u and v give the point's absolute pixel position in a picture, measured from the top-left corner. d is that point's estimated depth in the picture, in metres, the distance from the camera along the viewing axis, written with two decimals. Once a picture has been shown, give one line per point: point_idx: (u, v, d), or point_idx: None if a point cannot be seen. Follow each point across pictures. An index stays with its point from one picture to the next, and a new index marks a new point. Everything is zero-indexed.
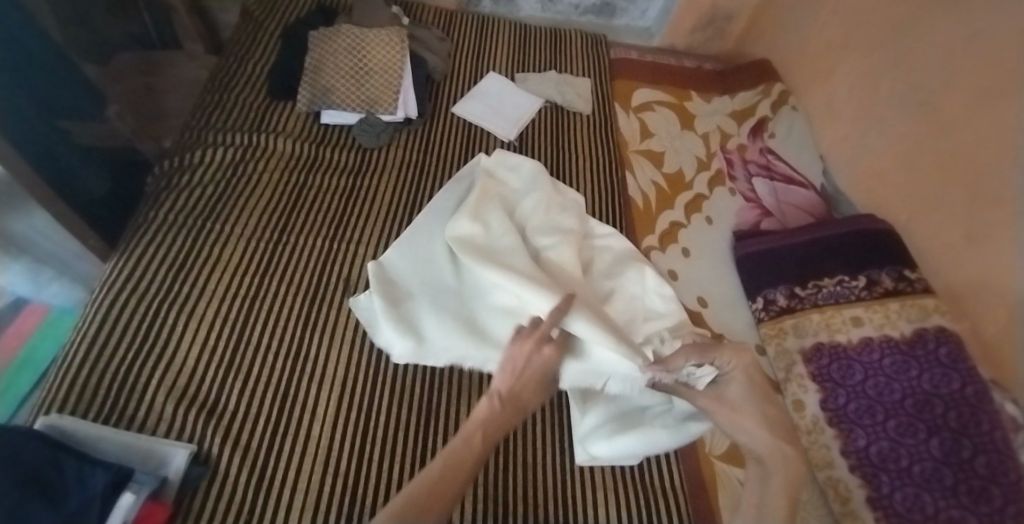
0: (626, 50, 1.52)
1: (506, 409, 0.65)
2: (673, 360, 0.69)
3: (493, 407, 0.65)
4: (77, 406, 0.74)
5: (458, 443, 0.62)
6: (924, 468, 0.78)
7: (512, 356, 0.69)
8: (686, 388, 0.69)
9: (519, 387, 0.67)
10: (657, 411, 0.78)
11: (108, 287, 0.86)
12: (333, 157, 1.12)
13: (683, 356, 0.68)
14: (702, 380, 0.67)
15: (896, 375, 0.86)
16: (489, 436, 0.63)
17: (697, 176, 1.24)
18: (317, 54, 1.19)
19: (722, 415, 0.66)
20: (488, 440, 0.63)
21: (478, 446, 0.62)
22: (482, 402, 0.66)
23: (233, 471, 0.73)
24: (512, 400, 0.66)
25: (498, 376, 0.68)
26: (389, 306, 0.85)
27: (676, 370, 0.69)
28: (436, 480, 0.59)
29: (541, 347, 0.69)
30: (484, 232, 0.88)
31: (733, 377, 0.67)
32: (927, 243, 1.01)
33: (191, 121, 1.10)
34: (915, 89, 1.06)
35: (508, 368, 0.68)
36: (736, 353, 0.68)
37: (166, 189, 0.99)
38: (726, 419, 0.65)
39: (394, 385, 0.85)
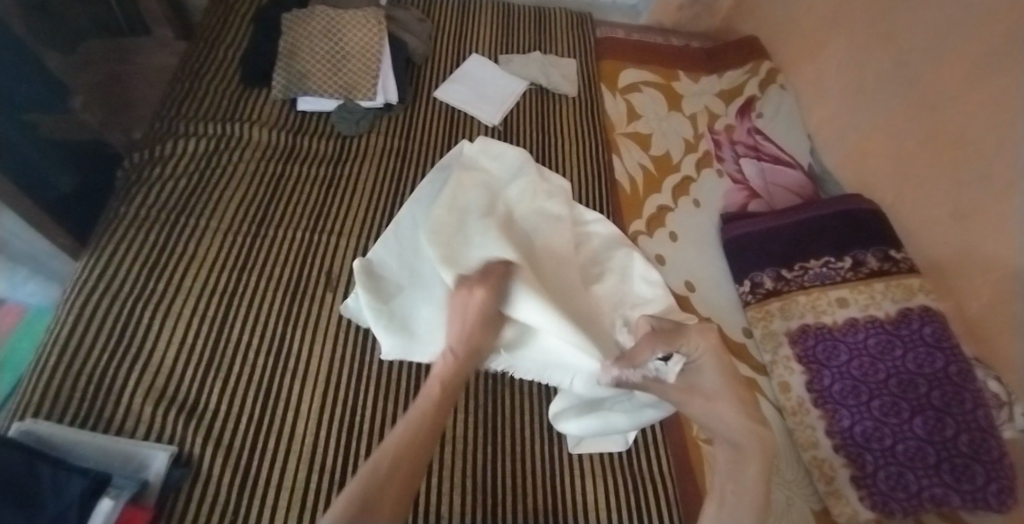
0: (612, 28, 1.48)
1: (456, 356, 0.69)
2: (639, 353, 0.67)
3: (447, 360, 0.69)
4: (53, 411, 0.73)
5: (433, 389, 0.65)
6: (908, 447, 0.79)
7: (458, 307, 0.74)
8: (652, 380, 0.66)
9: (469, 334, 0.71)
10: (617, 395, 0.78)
11: (80, 287, 0.83)
12: (311, 145, 1.08)
13: (650, 346, 0.66)
14: (670, 372, 0.64)
15: (881, 355, 0.86)
16: (452, 382, 0.67)
17: (685, 158, 1.22)
18: (291, 37, 1.14)
19: (696, 407, 0.63)
20: (447, 391, 0.66)
21: (436, 393, 0.65)
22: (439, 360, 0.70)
23: (217, 471, 0.72)
24: (465, 350, 0.70)
25: (451, 328, 0.73)
26: (376, 305, 0.84)
27: (642, 365, 0.66)
28: (414, 443, 0.60)
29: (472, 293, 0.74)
30: (460, 223, 0.85)
31: (704, 365, 0.64)
32: (913, 223, 1.00)
33: (162, 111, 1.06)
34: (903, 66, 1.05)
35: (458, 319, 0.73)
36: (703, 338, 0.65)
37: (137, 182, 0.96)
38: (703, 409, 0.63)
39: (387, 380, 0.85)
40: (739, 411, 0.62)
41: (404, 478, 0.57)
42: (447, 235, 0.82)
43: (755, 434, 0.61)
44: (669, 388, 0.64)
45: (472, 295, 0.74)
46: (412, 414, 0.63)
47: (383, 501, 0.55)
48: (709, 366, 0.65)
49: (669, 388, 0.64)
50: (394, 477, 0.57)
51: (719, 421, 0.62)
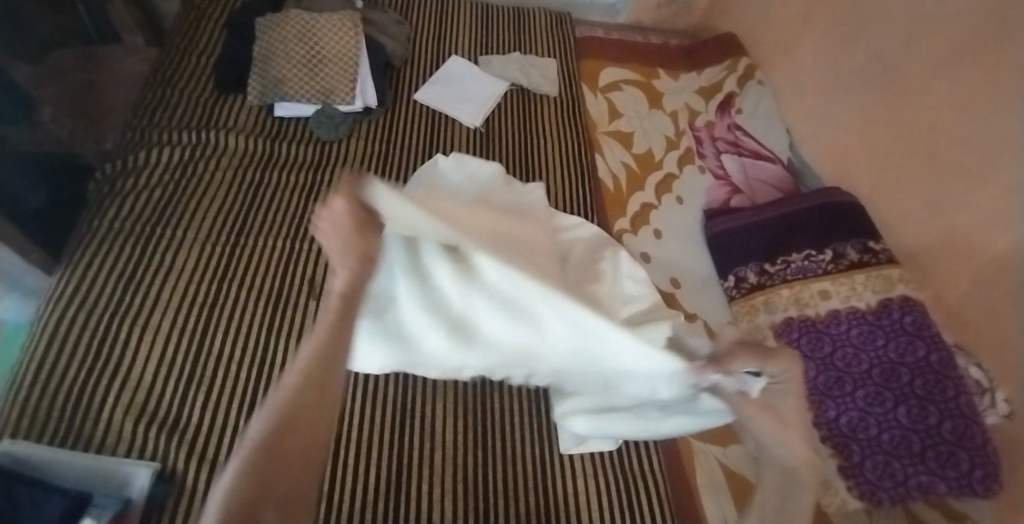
0: (591, 28, 1.48)
1: (352, 267, 0.50)
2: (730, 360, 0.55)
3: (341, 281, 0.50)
4: (29, 432, 0.70)
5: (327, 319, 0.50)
6: (892, 436, 0.81)
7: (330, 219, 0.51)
8: (733, 393, 0.55)
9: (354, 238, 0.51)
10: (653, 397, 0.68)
11: (54, 303, 0.81)
12: (289, 151, 1.07)
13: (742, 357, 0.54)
14: (754, 388, 0.54)
15: (864, 345, 0.88)
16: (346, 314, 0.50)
17: (667, 156, 1.23)
18: (266, 42, 1.12)
19: (765, 425, 0.53)
20: (345, 312, 0.51)
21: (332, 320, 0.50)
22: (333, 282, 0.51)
23: (202, 486, 0.71)
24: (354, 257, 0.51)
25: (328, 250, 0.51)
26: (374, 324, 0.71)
27: (729, 375, 0.55)
28: (314, 387, 0.46)
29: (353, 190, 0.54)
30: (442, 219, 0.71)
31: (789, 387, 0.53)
32: (891, 215, 1.02)
33: (133, 120, 1.04)
34: (876, 60, 1.07)
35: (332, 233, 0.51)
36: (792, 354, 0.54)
37: (111, 193, 0.94)
38: (771, 431, 0.53)
39: (374, 387, 0.84)
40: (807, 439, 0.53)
41: (299, 442, 0.44)
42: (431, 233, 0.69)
43: (810, 463, 0.52)
44: (746, 402, 0.54)
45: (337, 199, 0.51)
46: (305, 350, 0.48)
47: (280, 493, 0.42)
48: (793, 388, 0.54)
49: (747, 403, 0.54)
50: (291, 462, 0.43)
51: (779, 445, 0.53)
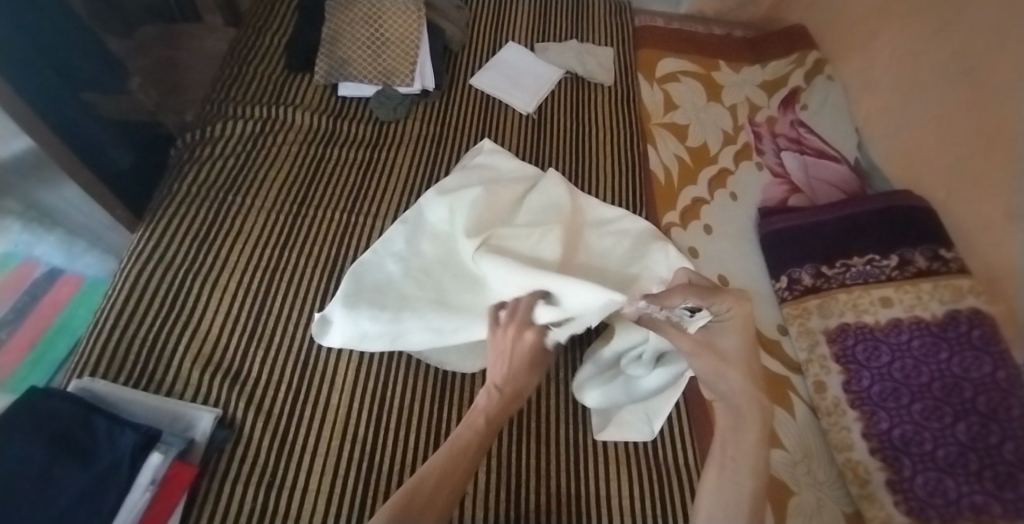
0: (652, 17, 1.46)
1: (503, 392, 0.68)
2: (671, 296, 0.65)
3: (492, 397, 0.67)
4: (109, 370, 0.78)
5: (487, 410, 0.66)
6: (949, 453, 0.76)
7: (499, 346, 0.71)
8: (672, 328, 0.65)
9: (516, 373, 0.69)
10: (633, 356, 0.77)
11: (135, 257, 0.88)
12: (351, 129, 1.12)
13: (681, 294, 0.65)
14: (694, 324, 0.64)
15: (925, 358, 0.83)
16: (496, 418, 0.65)
17: (723, 150, 1.20)
18: (334, 25, 1.18)
19: (702, 360, 0.61)
20: (493, 424, 0.65)
21: (480, 428, 0.64)
22: (481, 393, 0.68)
23: (256, 435, 0.76)
24: (510, 389, 0.68)
25: (493, 368, 0.70)
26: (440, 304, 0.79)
27: (670, 308, 0.66)
28: (440, 474, 0.59)
29: (521, 331, 0.70)
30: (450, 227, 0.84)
31: (729, 326, 0.62)
32: (964, 221, 0.95)
33: (212, 94, 1.11)
34: (958, 56, 0.99)
35: (500, 359, 0.70)
36: (736, 300, 0.62)
37: (189, 160, 1.01)
38: (711, 367, 0.61)
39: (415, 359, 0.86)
40: (744, 374, 0.61)
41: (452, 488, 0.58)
42: (424, 266, 0.82)
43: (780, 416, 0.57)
44: (685, 335, 0.63)
45: (520, 338, 0.70)
46: (441, 453, 0.62)
47: (428, 514, 0.56)
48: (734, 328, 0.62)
49: (686, 336, 0.63)
50: (447, 482, 0.59)
51: (719, 381, 0.61)
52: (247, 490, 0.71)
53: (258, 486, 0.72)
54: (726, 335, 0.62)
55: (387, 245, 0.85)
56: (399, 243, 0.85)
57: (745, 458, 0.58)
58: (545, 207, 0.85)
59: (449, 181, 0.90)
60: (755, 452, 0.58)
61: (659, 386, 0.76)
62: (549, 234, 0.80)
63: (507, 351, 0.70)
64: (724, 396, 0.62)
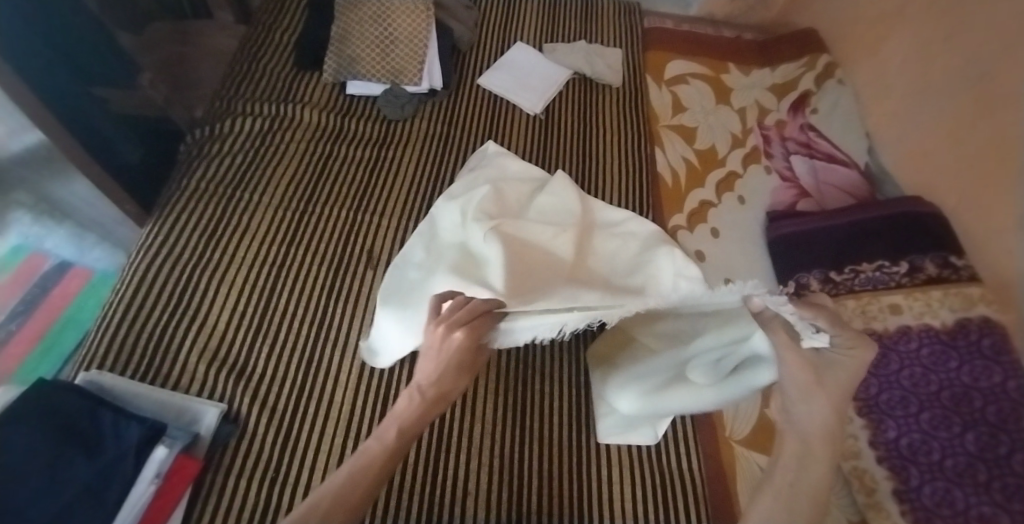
0: (661, 19, 1.45)
1: (422, 399, 0.62)
2: (801, 308, 0.55)
3: (410, 401, 0.61)
4: (116, 364, 0.78)
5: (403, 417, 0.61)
6: (957, 463, 0.75)
7: (428, 344, 0.63)
8: (786, 334, 0.56)
9: (440, 378, 0.62)
10: (711, 359, 0.65)
11: (144, 252, 0.89)
12: (359, 128, 1.12)
13: (811, 310, 0.55)
14: (811, 342, 0.54)
15: (934, 366, 0.82)
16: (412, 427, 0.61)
17: (731, 153, 1.19)
18: (343, 23, 1.18)
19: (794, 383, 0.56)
20: (409, 430, 0.61)
21: (391, 439, 0.60)
22: (403, 394, 0.63)
23: (260, 431, 0.76)
24: (435, 392, 0.62)
25: (421, 366, 0.63)
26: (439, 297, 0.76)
27: (798, 317, 0.55)
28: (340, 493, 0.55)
29: (450, 332, 0.62)
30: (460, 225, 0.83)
31: (840, 363, 0.55)
32: (976, 228, 0.93)
33: (222, 91, 1.12)
34: (971, 61, 0.98)
35: (427, 358, 0.62)
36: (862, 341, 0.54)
37: (199, 157, 1.02)
38: (800, 391, 0.55)
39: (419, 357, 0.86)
40: (831, 408, 0.55)
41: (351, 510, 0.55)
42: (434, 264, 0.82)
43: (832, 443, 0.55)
44: (792, 352, 0.55)
45: (451, 335, 0.62)
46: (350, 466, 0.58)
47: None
48: (846, 367, 0.55)
49: (792, 353, 0.55)
50: (340, 507, 0.54)
51: (805, 407, 0.55)
52: (247, 485, 0.71)
53: (259, 482, 0.72)
54: (834, 369, 0.55)
55: (407, 258, 0.85)
56: (417, 253, 0.85)
57: (805, 487, 0.54)
58: (555, 209, 0.85)
59: (463, 184, 0.91)
60: (817, 487, 0.54)
61: (733, 397, 0.64)
62: (558, 232, 0.80)
63: (432, 353, 0.62)
64: (797, 424, 0.56)
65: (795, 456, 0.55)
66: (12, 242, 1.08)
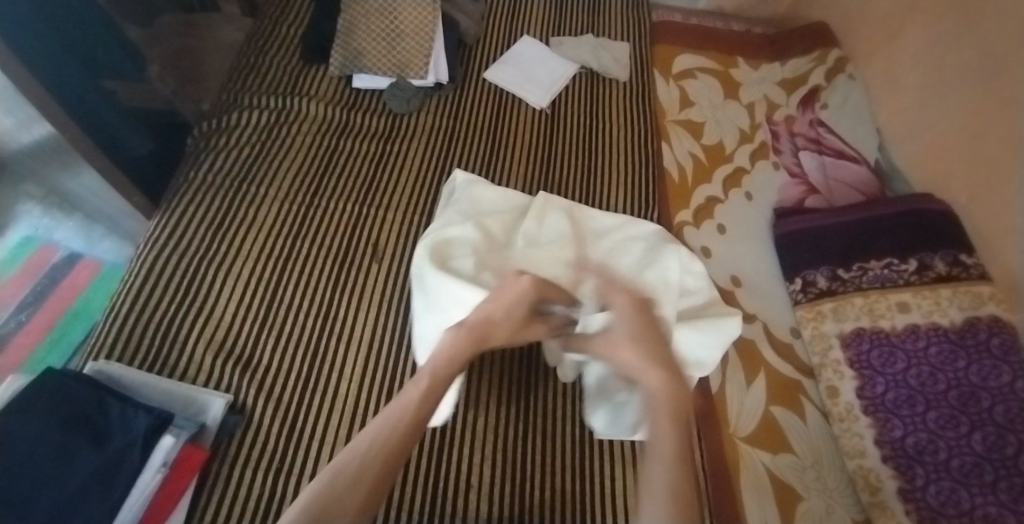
0: (669, 12, 1.44)
1: (464, 339, 0.68)
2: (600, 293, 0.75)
3: (458, 336, 0.68)
4: (123, 354, 0.79)
5: (416, 393, 0.63)
6: (963, 462, 0.75)
7: (501, 288, 0.72)
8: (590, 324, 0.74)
9: (491, 324, 0.70)
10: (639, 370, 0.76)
11: (152, 243, 0.90)
12: (364, 121, 1.12)
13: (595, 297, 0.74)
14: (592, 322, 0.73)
15: (942, 365, 0.81)
16: (451, 369, 0.66)
17: (739, 149, 1.18)
18: (349, 16, 1.18)
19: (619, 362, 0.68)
20: (450, 370, 0.66)
21: (436, 377, 0.65)
22: (448, 335, 0.69)
23: (265, 423, 0.76)
24: (479, 330, 0.69)
25: (482, 308, 0.71)
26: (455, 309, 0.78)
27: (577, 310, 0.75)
28: (382, 449, 0.58)
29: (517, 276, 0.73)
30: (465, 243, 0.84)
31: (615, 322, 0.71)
32: (987, 226, 0.91)
33: (228, 84, 1.12)
34: (984, 57, 0.96)
35: (495, 301, 0.71)
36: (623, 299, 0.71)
37: (205, 149, 1.03)
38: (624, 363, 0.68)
39: None
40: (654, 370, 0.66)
41: (366, 497, 0.56)
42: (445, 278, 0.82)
43: (672, 399, 0.64)
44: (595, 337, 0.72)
45: (522, 277, 0.73)
46: (374, 434, 0.60)
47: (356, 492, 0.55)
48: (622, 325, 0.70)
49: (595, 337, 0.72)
50: (359, 483, 0.56)
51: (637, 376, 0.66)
52: (255, 475, 0.72)
53: (265, 473, 0.73)
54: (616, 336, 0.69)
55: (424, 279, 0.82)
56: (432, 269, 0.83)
57: (663, 448, 0.61)
58: (546, 237, 0.87)
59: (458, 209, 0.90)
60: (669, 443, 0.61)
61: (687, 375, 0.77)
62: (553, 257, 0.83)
63: (501, 296, 0.71)
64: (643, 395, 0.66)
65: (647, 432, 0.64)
66: (23, 233, 1.13)
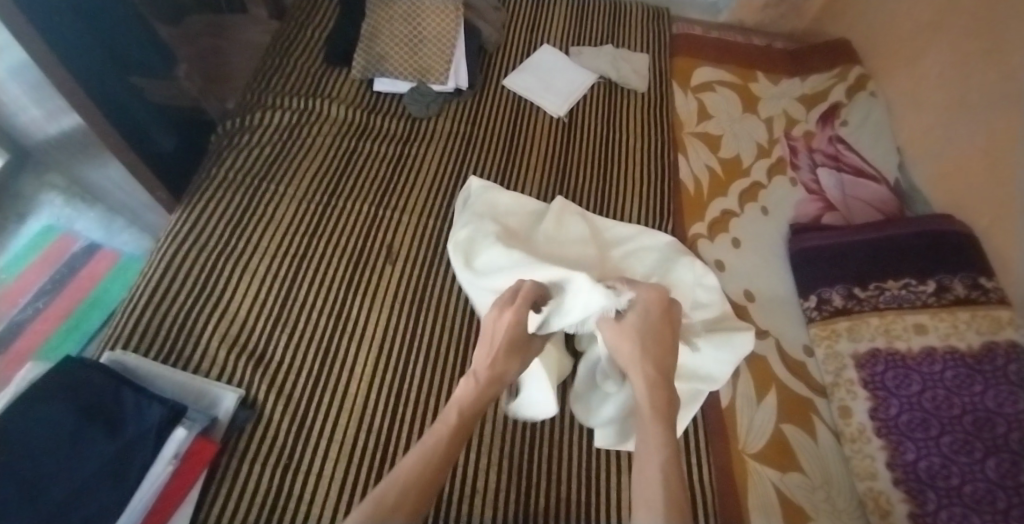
0: (690, 25, 1.44)
1: (477, 384, 0.72)
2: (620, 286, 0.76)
3: (469, 385, 0.72)
4: (140, 345, 0.81)
5: (445, 427, 0.67)
6: (977, 489, 0.73)
7: (490, 330, 0.77)
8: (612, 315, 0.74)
9: (500, 366, 0.73)
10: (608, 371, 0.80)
11: (172, 237, 0.92)
12: (383, 124, 1.14)
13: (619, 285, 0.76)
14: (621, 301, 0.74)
15: (957, 389, 0.80)
16: (473, 411, 0.70)
17: (756, 163, 1.18)
18: (372, 20, 1.20)
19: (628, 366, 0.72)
20: (467, 415, 0.69)
21: (456, 417, 0.68)
22: (464, 383, 0.73)
23: (276, 418, 0.78)
24: (488, 374, 0.73)
25: (479, 357, 0.75)
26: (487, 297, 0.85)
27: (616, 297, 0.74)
28: (416, 474, 0.62)
29: (499, 312, 0.76)
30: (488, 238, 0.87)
31: (637, 313, 0.73)
32: (1007, 250, 0.90)
33: (253, 84, 1.15)
34: (1009, 79, 0.95)
35: (488, 343, 0.76)
36: (648, 301, 0.74)
37: (228, 147, 1.05)
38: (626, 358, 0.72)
39: (442, 359, 0.86)
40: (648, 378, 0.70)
41: (413, 503, 0.60)
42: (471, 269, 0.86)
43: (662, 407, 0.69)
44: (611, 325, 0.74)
45: (503, 312, 0.76)
46: (409, 460, 0.64)
47: (400, 511, 0.59)
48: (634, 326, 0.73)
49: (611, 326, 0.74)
50: (401, 508, 0.59)
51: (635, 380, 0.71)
52: (263, 470, 0.73)
53: (273, 467, 0.74)
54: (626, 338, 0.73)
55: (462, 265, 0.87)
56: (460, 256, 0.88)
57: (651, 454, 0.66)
58: (565, 242, 0.88)
59: (480, 209, 0.92)
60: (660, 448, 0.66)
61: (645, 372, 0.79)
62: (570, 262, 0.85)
63: (491, 341, 0.76)
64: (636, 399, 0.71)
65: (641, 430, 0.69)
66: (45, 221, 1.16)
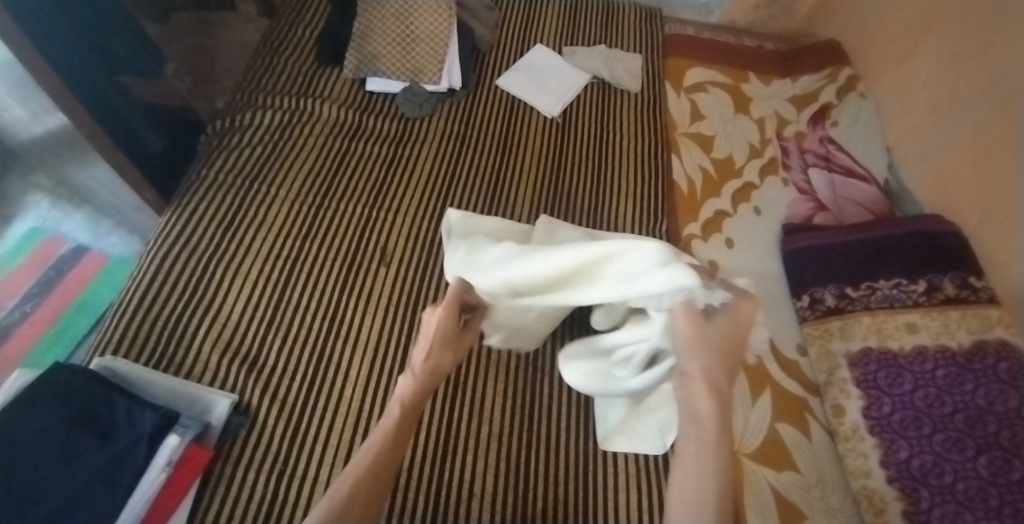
0: (682, 26, 1.45)
1: (416, 377, 0.67)
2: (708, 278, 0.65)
3: (408, 380, 0.67)
4: (129, 350, 0.79)
5: (389, 421, 0.64)
6: (969, 486, 0.74)
7: (426, 326, 0.70)
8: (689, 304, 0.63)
9: (436, 359, 0.69)
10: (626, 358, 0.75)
11: (161, 240, 0.90)
12: (376, 124, 1.12)
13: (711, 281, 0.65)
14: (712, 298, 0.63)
15: (949, 387, 0.81)
16: (414, 403, 0.66)
17: (748, 164, 1.18)
18: (364, 19, 1.19)
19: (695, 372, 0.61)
20: (408, 407, 0.65)
21: (398, 413, 0.64)
22: (404, 378, 0.68)
23: (269, 424, 0.76)
24: (427, 367, 0.68)
25: (416, 350, 0.69)
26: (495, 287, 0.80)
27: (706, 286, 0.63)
28: (368, 475, 0.59)
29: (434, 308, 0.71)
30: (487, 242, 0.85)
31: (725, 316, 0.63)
32: (997, 249, 0.91)
33: (242, 83, 1.13)
34: (997, 81, 0.96)
35: (423, 339, 0.69)
36: (741, 306, 0.63)
37: (218, 148, 1.03)
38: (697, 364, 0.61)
39: None
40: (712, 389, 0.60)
41: (366, 504, 0.57)
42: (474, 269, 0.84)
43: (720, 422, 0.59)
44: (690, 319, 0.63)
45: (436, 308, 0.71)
46: (361, 459, 0.60)
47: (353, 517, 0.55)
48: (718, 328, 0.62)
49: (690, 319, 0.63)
50: (360, 511, 0.56)
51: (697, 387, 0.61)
52: (256, 478, 0.72)
53: (266, 475, 0.72)
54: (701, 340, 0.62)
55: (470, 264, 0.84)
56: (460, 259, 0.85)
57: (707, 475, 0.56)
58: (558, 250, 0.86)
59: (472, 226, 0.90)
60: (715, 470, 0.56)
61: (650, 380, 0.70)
62: None
63: (424, 336, 0.69)
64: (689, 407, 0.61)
65: (693, 438, 0.59)
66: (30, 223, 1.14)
